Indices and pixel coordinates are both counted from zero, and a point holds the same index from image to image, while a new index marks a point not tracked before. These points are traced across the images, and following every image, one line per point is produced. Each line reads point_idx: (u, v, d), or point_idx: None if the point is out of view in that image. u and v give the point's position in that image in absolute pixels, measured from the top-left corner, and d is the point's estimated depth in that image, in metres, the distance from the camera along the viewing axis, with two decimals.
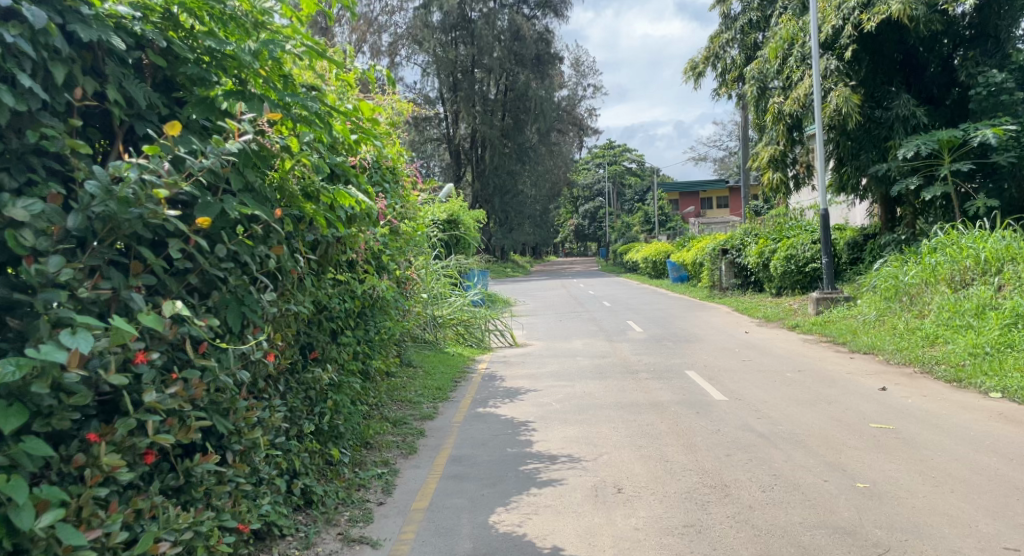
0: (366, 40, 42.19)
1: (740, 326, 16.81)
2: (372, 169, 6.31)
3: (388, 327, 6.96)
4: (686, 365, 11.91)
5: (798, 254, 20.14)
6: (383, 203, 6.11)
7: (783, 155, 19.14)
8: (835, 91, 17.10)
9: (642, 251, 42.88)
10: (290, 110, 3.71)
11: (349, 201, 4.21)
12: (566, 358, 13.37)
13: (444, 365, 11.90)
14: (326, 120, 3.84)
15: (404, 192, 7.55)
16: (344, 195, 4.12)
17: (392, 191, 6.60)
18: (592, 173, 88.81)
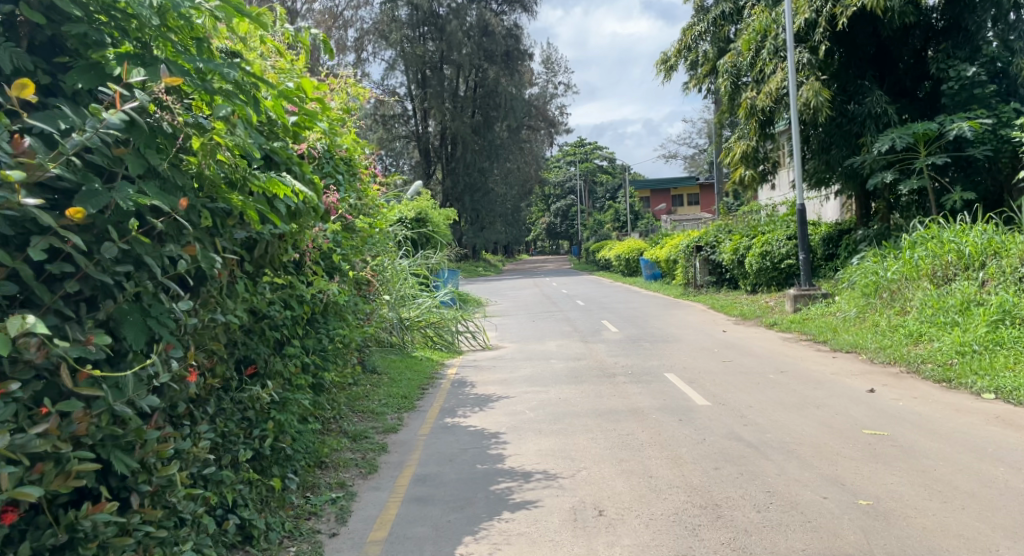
0: (330, 36, 41.48)
1: (718, 325, 16.40)
2: (324, 158, 5.78)
3: (344, 335, 6.38)
4: (665, 368, 11.41)
5: (773, 250, 19.78)
6: (335, 197, 5.56)
7: (755, 151, 18.69)
8: (807, 85, 16.59)
9: (615, 249, 42.52)
10: (206, 80, 3.14)
11: (284, 190, 3.61)
12: (540, 361, 12.82)
13: (411, 371, 11.29)
14: (250, 94, 3.28)
15: (360, 186, 6.98)
16: (278, 184, 3.53)
17: (346, 183, 6.08)
18: (564, 171, 88.55)
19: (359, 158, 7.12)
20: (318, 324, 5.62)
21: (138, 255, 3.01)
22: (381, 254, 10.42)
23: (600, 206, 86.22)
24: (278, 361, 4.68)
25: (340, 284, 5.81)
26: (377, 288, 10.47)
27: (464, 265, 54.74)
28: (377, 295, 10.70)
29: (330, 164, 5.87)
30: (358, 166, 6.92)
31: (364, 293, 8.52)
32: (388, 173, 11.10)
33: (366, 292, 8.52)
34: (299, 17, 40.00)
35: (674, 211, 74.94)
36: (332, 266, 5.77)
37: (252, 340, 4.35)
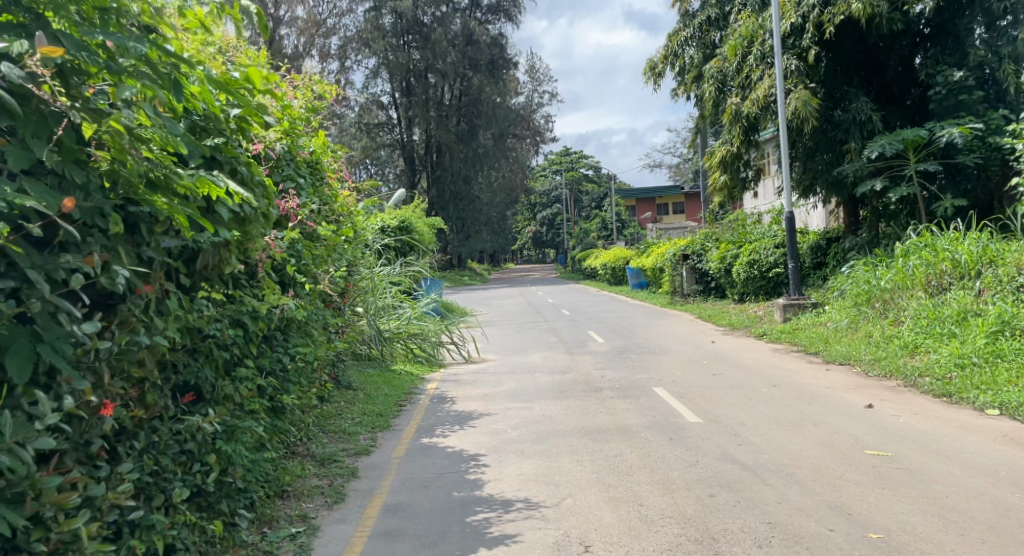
0: (312, 43, 41.06)
1: (706, 335, 15.99)
2: (283, 160, 5.46)
3: (311, 352, 5.92)
4: (653, 381, 10.95)
5: (761, 259, 19.41)
6: (294, 204, 5.18)
7: (739, 157, 18.25)
8: (794, 92, 16.16)
9: (601, 257, 42.16)
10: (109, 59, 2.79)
11: (216, 191, 3.22)
12: (523, 375, 12.34)
13: (388, 387, 10.79)
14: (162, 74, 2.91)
15: (326, 191, 6.57)
16: (207, 182, 3.15)
17: (308, 187, 5.77)
18: (549, 180, 88.28)
19: (324, 163, 6.61)
20: (276, 339, 5.16)
21: (25, 269, 2.71)
22: (352, 265, 9.85)
23: (586, 214, 85.99)
24: (228, 384, 4.23)
25: (302, 298, 5.36)
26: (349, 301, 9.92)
27: (448, 274, 54.23)
28: (348, 309, 10.13)
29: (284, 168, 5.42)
30: (321, 172, 6.44)
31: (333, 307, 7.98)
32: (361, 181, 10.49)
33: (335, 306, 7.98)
34: (281, 25, 39.51)
35: (660, 219, 74.80)
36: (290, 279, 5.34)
37: (194, 360, 3.95)
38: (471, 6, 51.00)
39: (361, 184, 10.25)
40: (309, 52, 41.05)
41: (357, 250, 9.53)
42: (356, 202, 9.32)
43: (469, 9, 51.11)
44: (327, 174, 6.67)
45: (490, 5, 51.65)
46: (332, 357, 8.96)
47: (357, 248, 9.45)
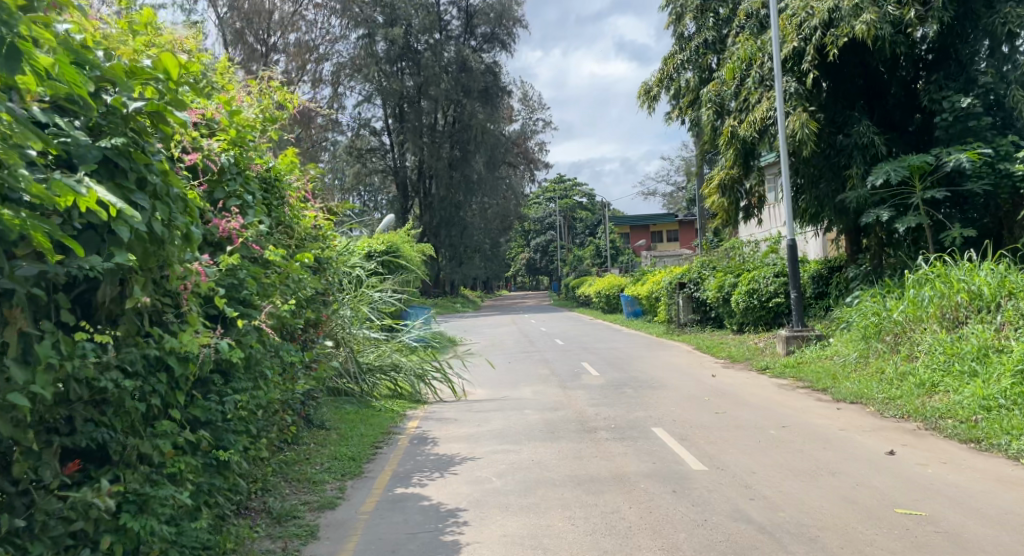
0: (304, 69, 40.55)
1: (706, 368, 15.24)
2: (228, 172, 4.89)
3: (264, 392, 5.31)
4: (651, 420, 10.17)
5: (760, 288, 18.70)
6: (233, 224, 4.58)
7: (736, 182, 17.50)
8: (793, 115, 15.32)
9: (594, 286, 41.50)
10: None
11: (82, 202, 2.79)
12: (512, 412, 11.54)
13: (362, 429, 9.96)
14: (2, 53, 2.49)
15: (278, 212, 6.01)
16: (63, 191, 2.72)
17: (257, 202, 5.24)
18: (543, 207, 87.83)
19: (285, 180, 6.22)
20: (211, 382, 4.55)
21: None
22: (316, 298, 8.91)
23: (579, 242, 85.52)
24: (144, 441, 3.66)
25: (245, 334, 4.70)
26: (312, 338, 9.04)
27: (440, 301, 53.43)
28: (311, 342, 9.17)
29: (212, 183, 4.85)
30: (271, 189, 5.89)
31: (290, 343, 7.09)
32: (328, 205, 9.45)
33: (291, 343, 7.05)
34: (274, 51, 39.18)
35: (654, 247, 74.30)
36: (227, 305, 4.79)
37: (98, 412, 3.41)
38: (465, 34, 50.89)
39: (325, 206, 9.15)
40: (300, 78, 40.55)
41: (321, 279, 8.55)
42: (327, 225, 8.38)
43: (463, 37, 50.88)
44: (267, 194, 5.79)
45: (484, 34, 51.41)
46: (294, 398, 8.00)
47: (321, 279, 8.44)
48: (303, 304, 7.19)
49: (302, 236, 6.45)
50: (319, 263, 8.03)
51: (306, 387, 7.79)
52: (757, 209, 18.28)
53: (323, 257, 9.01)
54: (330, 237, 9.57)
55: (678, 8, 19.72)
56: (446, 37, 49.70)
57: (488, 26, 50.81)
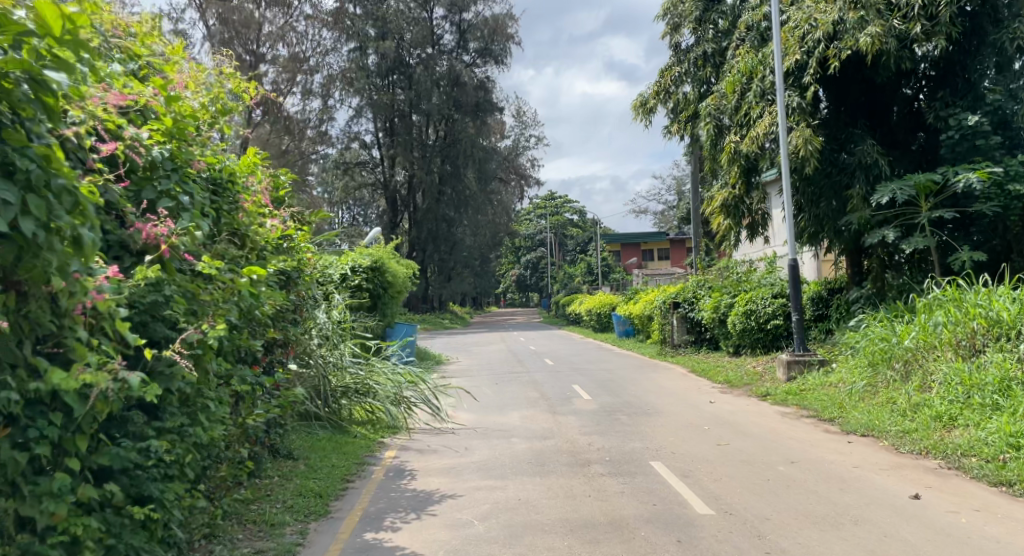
0: (293, 80, 39.89)
1: (703, 393, 14.52)
2: (162, 173, 4.52)
3: (208, 423, 4.89)
4: (649, 452, 9.43)
5: (758, 309, 18.00)
6: (161, 229, 4.17)
7: (739, 200, 16.81)
8: (795, 131, 14.62)
9: (585, 303, 40.72)
10: None
11: None
12: (498, 440, 10.77)
13: (329, 466, 9.22)
14: None
15: (232, 218, 5.44)
16: None
17: (196, 196, 4.76)
18: (534, 224, 87.16)
19: (239, 182, 5.64)
20: (132, 422, 4.14)
21: None
22: (280, 317, 8.03)
23: (570, 259, 84.83)
24: (24, 503, 3.43)
25: (174, 362, 4.20)
26: (273, 363, 8.29)
27: (427, 317, 52.58)
28: (272, 365, 8.33)
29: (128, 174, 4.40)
30: (205, 184, 5.16)
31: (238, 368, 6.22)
32: (292, 212, 8.52)
33: (239, 370, 6.18)
34: (262, 62, 38.68)
35: (645, 265, 73.59)
36: (148, 323, 4.20)
37: None
38: (457, 48, 50.46)
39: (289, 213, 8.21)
40: (289, 89, 39.90)
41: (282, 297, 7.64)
42: (293, 234, 7.51)
43: (455, 51, 50.37)
44: (202, 194, 4.98)
45: (477, 49, 50.86)
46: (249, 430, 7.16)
47: (282, 297, 7.53)
48: (256, 324, 6.33)
49: (248, 243, 5.61)
50: (276, 281, 7.10)
51: (266, 417, 6.97)
52: (764, 227, 17.56)
53: (285, 271, 8.10)
54: (299, 248, 8.73)
55: (676, 19, 19.11)
56: (438, 52, 49.23)
57: (480, 41, 50.26)
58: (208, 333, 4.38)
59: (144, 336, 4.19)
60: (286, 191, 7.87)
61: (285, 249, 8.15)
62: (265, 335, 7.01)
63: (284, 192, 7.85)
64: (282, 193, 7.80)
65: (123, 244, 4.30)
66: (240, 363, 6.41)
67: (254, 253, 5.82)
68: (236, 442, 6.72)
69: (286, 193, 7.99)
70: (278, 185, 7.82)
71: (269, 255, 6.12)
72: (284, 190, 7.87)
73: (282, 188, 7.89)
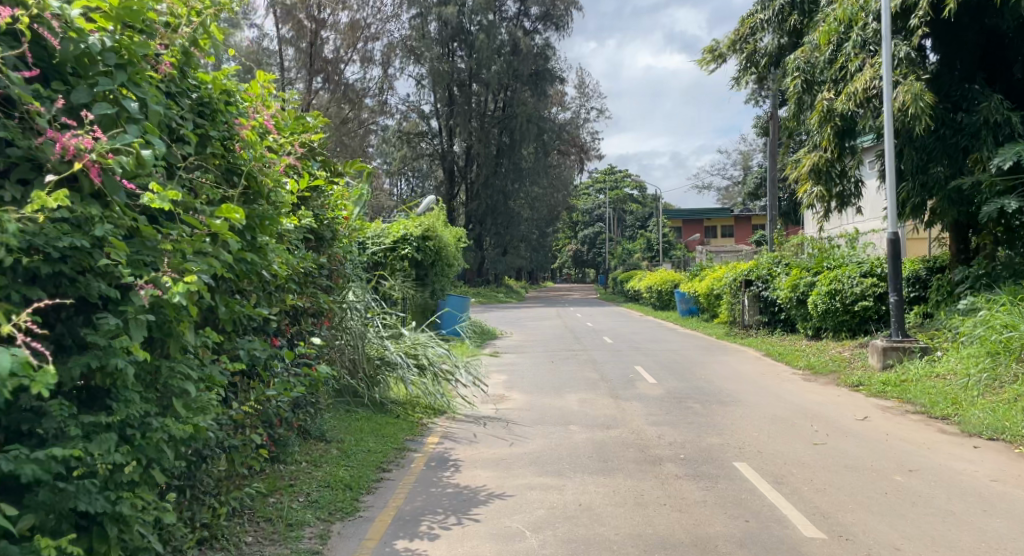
0: (352, 47, 39.00)
1: (783, 381, 13.12)
2: (111, 65, 3.54)
3: (189, 411, 3.86)
4: (732, 450, 8.10)
5: (844, 289, 16.49)
6: (84, 141, 3.22)
7: (830, 165, 15.17)
8: (902, 84, 13.09)
9: (645, 281, 39.32)
10: None
11: None
12: (555, 427, 9.57)
13: (364, 451, 8.16)
14: None
15: (229, 144, 4.62)
16: None
17: (167, 103, 3.96)
18: (593, 199, 85.48)
19: (235, 97, 4.77)
20: (49, 417, 3.14)
21: None
22: (305, 278, 6.88)
23: (629, 235, 83.10)
24: None
25: (107, 336, 3.24)
26: (300, 328, 7.31)
27: (482, 291, 51.73)
28: (299, 334, 7.29)
29: (58, 67, 3.46)
30: (180, 100, 4.21)
31: (245, 338, 5.13)
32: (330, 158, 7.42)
33: (247, 343, 5.10)
34: (323, 28, 38.06)
35: (706, 242, 71.47)
36: (75, 281, 3.23)
37: None
38: (518, 14, 48.93)
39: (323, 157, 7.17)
40: (348, 57, 39.08)
41: (308, 254, 6.54)
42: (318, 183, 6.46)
43: (517, 18, 48.81)
44: (178, 113, 4.12)
45: (538, 14, 49.20)
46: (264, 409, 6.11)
47: (305, 255, 6.39)
48: (263, 285, 5.21)
49: (244, 179, 4.58)
50: (297, 234, 6.07)
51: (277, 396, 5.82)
52: (855, 197, 15.87)
53: (309, 226, 7.02)
54: (331, 203, 7.74)
55: None
56: (499, 18, 47.79)
57: (542, 6, 48.54)
58: (164, 295, 3.35)
59: (74, 295, 3.23)
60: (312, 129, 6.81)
61: (309, 198, 7.09)
62: (283, 301, 5.94)
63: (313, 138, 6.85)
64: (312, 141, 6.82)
65: (36, 163, 3.30)
66: (248, 332, 5.29)
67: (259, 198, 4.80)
68: (242, 425, 5.64)
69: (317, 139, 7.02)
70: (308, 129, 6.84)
71: (284, 201, 5.09)
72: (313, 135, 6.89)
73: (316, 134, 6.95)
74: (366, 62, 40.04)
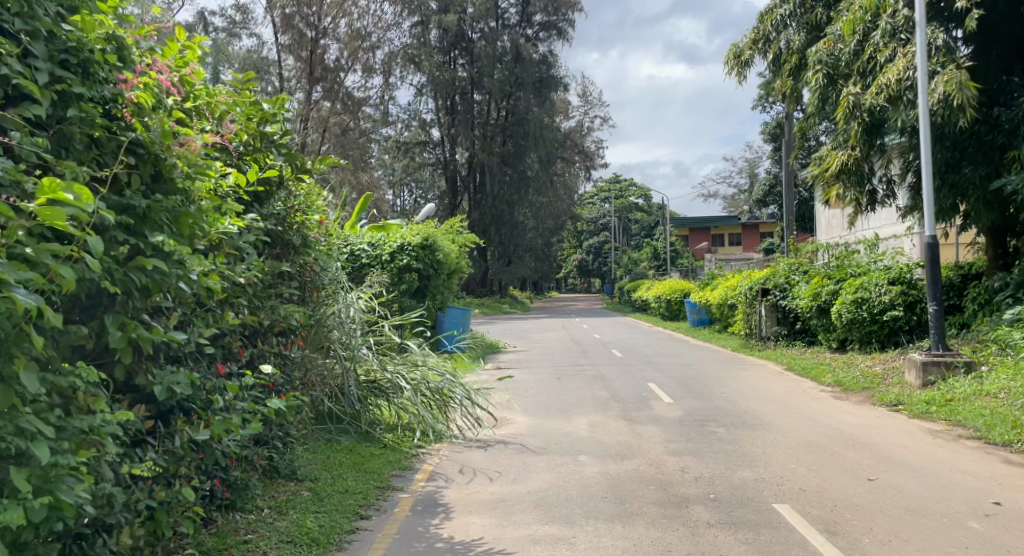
0: (354, 56, 38.08)
1: (813, 400, 11.98)
2: None
3: (44, 482, 2.86)
4: (770, 490, 6.94)
5: (871, 296, 15.44)
6: None
7: (859, 164, 14.04)
8: (941, 74, 12.07)
9: (653, 290, 38.23)
10: None
11: None
12: (564, 458, 8.42)
13: (341, 491, 7.00)
14: None
15: (96, 107, 3.66)
16: None
17: None
18: (597, 208, 84.40)
19: (124, 52, 3.82)
20: None
21: None
22: (252, 294, 5.73)
23: (636, 245, 82.03)
24: None
25: None
26: (260, 348, 6.21)
27: (486, 302, 50.65)
28: (252, 361, 6.12)
29: None
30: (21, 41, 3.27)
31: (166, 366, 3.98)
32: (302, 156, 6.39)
33: (170, 373, 3.95)
34: (324, 36, 37.09)
35: (714, 250, 70.38)
36: None
37: None
38: (522, 21, 48.06)
39: (262, 154, 6.05)
40: (349, 66, 38.15)
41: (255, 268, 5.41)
42: (256, 185, 5.47)
43: (520, 26, 47.92)
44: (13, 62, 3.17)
45: (541, 22, 48.27)
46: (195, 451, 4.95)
47: (249, 263, 5.33)
48: (190, 301, 4.12)
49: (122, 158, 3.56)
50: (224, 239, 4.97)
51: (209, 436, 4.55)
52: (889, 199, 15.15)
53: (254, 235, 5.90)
54: (297, 206, 6.74)
55: None
56: (501, 26, 46.76)
57: (546, 14, 47.70)
58: None
59: None
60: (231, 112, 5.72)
61: (242, 206, 5.96)
62: (223, 320, 4.80)
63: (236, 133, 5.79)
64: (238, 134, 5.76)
65: None
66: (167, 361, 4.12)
67: (143, 165, 3.83)
68: (172, 475, 4.50)
69: (257, 139, 5.97)
70: (247, 124, 5.88)
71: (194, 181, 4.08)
72: (246, 131, 5.88)
73: (259, 129, 5.97)
74: (369, 71, 39.14)
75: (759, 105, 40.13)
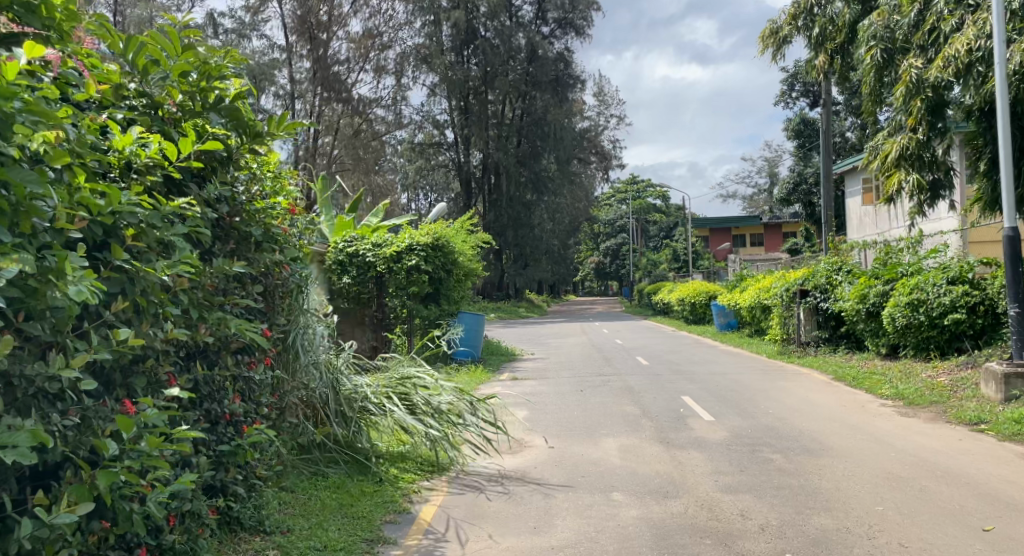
0: (365, 55, 36.79)
1: (875, 416, 10.46)
2: None
3: None
4: (860, 548, 5.45)
5: (929, 298, 13.86)
6: None
7: (922, 148, 12.27)
8: (1016, 42, 10.45)
9: (675, 292, 36.71)
10: None
11: None
12: (594, 497, 6.95)
13: (316, 548, 5.56)
14: None
15: None
16: None
17: None
18: (615, 210, 82.71)
19: None
20: None
21: None
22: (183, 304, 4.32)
23: (654, 246, 80.34)
24: None
25: None
26: (196, 370, 4.74)
27: (503, 306, 49.37)
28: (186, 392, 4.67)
29: None
30: None
31: (2, 420, 2.85)
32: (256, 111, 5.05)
33: (4, 430, 2.81)
34: (334, 38, 35.87)
35: (736, 250, 68.60)
36: None
37: None
38: (536, 18, 46.50)
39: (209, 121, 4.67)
40: (360, 67, 36.98)
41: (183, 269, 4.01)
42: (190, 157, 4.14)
43: (534, 23, 46.34)
44: None
45: (557, 19, 46.69)
46: (99, 517, 3.74)
47: (180, 263, 3.89)
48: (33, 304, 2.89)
49: None
50: (131, 230, 3.58)
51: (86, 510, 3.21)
52: (948, 187, 12.84)
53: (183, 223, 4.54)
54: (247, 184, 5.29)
55: None
56: (515, 23, 45.28)
57: (561, 11, 46.12)
58: None
59: None
60: (155, 69, 4.45)
61: (178, 186, 4.55)
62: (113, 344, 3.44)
63: (163, 96, 4.48)
64: (153, 96, 4.45)
65: None
66: (10, 413, 2.97)
67: None
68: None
69: (198, 100, 4.61)
70: (181, 82, 4.55)
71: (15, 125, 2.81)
72: (180, 90, 4.54)
73: (201, 88, 4.62)
74: (380, 72, 37.90)
75: (783, 100, 38.56)
